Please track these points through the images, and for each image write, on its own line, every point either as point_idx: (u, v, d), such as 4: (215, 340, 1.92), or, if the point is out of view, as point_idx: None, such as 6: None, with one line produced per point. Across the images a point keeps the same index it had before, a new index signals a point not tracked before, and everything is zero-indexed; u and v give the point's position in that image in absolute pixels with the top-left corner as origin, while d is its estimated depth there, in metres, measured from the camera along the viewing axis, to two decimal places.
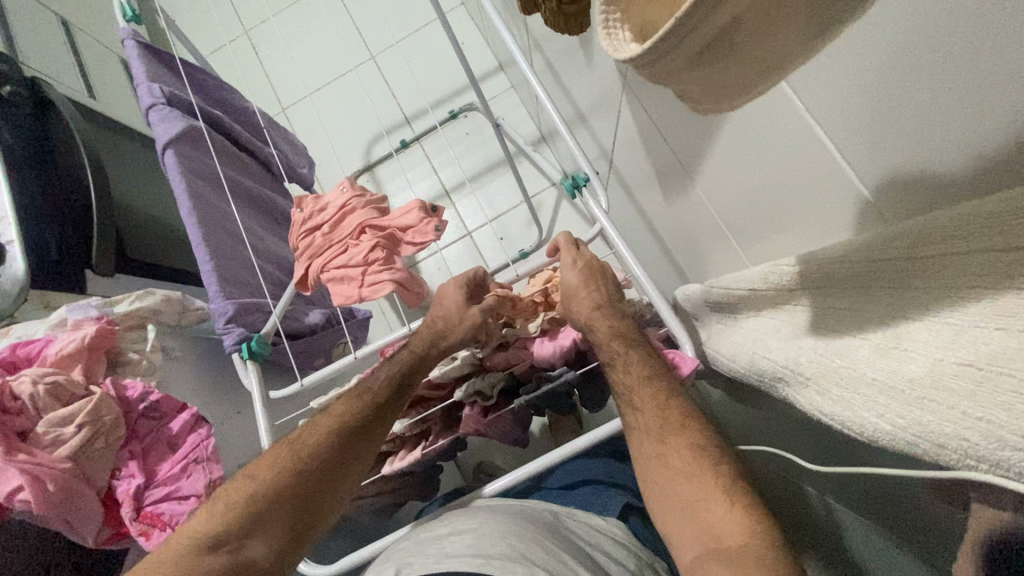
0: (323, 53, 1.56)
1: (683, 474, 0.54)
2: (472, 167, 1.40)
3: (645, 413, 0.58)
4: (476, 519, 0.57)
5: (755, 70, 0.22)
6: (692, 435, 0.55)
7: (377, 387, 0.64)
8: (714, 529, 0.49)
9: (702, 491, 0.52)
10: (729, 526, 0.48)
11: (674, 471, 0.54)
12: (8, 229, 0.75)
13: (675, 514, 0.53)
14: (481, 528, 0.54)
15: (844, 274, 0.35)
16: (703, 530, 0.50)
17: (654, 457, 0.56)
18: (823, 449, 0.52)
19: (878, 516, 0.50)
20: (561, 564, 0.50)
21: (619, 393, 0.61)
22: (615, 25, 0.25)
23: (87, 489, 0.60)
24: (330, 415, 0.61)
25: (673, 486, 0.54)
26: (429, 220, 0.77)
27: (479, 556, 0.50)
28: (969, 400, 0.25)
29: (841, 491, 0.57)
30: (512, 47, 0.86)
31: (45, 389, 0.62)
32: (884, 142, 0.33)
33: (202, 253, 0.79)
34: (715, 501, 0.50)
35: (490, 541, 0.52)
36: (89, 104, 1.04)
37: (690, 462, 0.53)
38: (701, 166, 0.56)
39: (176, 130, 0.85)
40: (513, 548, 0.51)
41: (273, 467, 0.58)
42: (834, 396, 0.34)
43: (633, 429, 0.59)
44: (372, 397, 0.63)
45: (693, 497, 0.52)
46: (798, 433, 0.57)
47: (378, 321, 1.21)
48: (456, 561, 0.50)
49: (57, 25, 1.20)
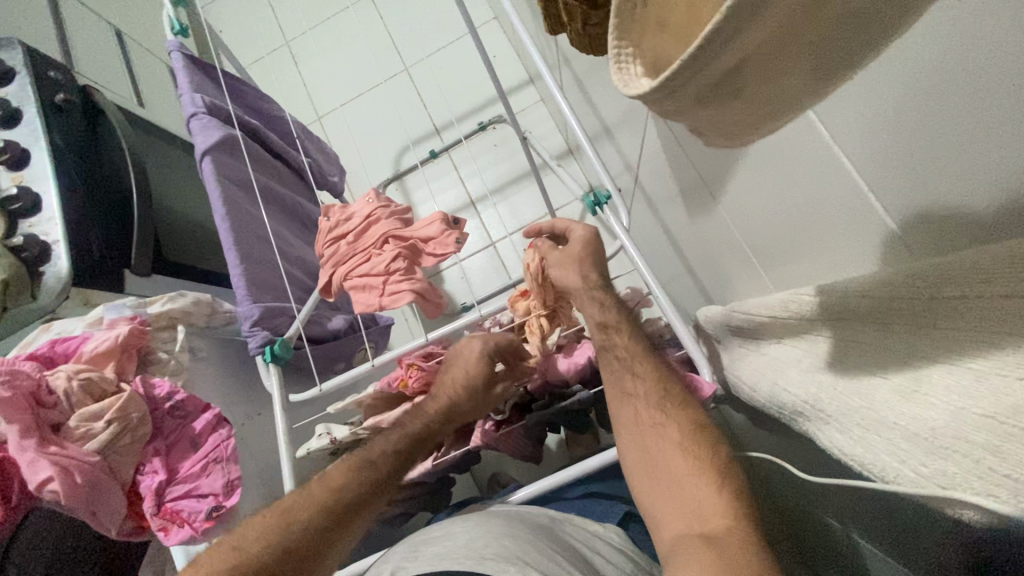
0: (359, 64, 1.60)
1: (678, 446, 0.53)
2: (499, 178, 1.41)
3: (646, 381, 0.58)
4: (470, 523, 0.58)
5: (762, 104, 0.21)
6: (693, 415, 0.54)
7: (379, 461, 0.60)
8: (699, 508, 0.48)
9: (693, 468, 0.50)
10: (716, 507, 0.47)
11: (671, 443, 0.53)
12: (54, 228, 0.79)
13: (661, 490, 0.52)
14: (475, 531, 0.55)
15: (864, 310, 0.34)
16: (688, 508, 0.49)
17: (651, 427, 0.55)
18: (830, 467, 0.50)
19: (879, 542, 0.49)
20: (554, 565, 0.51)
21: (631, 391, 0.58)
22: (626, 58, 0.25)
23: (112, 483, 0.63)
24: (327, 484, 0.57)
25: (667, 461, 0.52)
26: (450, 232, 0.77)
27: (472, 557, 0.51)
28: (996, 456, 0.23)
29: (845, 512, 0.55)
30: (541, 64, 0.87)
31: (78, 384, 0.65)
32: (912, 177, 0.32)
33: (233, 257, 0.81)
34: (708, 485, 0.49)
35: (483, 542, 0.53)
36: (136, 111, 1.09)
37: (692, 440, 0.52)
38: (726, 188, 0.56)
39: (214, 138, 0.88)
40: (505, 549, 0.52)
41: (259, 543, 0.53)
42: (854, 436, 0.33)
43: (631, 394, 0.57)
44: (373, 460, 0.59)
45: (684, 473, 0.51)
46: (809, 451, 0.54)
47: (400, 328, 1.23)
48: (449, 562, 0.50)
49: (111, 35, 1.27)
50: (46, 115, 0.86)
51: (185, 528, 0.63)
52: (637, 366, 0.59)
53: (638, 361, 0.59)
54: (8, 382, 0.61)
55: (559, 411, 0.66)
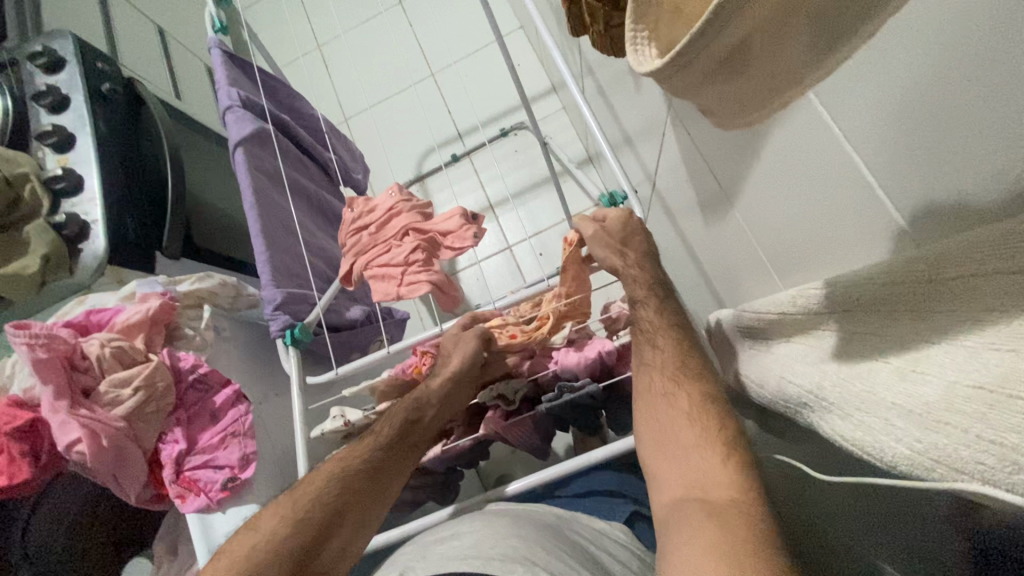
0: (388, 68, 1.65)
1: (687, 417, 0.54)
2: (518, 183, 1.44)
3: (664, 353, 0.59)
4: (477, 524, 0.59)
5: (759, 83, 0.23)
6: (705, 384, 0.55)
7: (387, 429, 0.67)
8: (705, 480, 0.49)
9: (701, 439, 0.52)
10: (719, 481, 0.48)
11: (680, 413, 0.55)
12: (94, 208, 0.83)
13: (671, 459, 0.54)
14: (482, 532, 0.56)
15: (868, 298, 0.35)
16: (691, 478, 0.51)
17: (664, 396, 0.57)
18: (832, 461, 0.51)
19: (887, 529, 0.50)
20: (563, 564, 0.52)
21: (642, 359, 0.61)
22: (641, 43, 0.27)
23: (134, 449, 0.67)
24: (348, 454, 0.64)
25: (676, 430, 0.54)
26: (469, 226, 0.79)
27: (480, 557, 0.51)
28: (982, 424, 0.24)
29: (848, 502, 0.56)
30: (564, 70, 0.89)
31: (110, 352, 0.69)
32: (920, 172, 0.33)
33: (259, 243, 0.85)
34: (712, 453, 0.50)
35: (491, 543, 0.54)
36: (175, 104, 1.14)
37: (700, 410, 0.54)
38: (741, 191, 0.57)
39: (248, 130, 0.91)
40: (513, 549, 0.53)
41: (281, 517, 0.61)
42: (854, 420, 0.33)
43: (648, 366, 0.60)
44: (377, 439, 0.66)
45: (690, 445, 0.52)
46: (811, 446, 0.55)
47: (415, 324, 1.26)
48: (459, 562, 0.51)
49: (154, 32, 1.32)
50: (92, 104, 0.90)
51: (201, 497, 0.66)
52: (657, 339, 0.60)
53: (660, 334, 0.60)
54: (45, 346, 0.66)
55: (569, 403, 0.68)
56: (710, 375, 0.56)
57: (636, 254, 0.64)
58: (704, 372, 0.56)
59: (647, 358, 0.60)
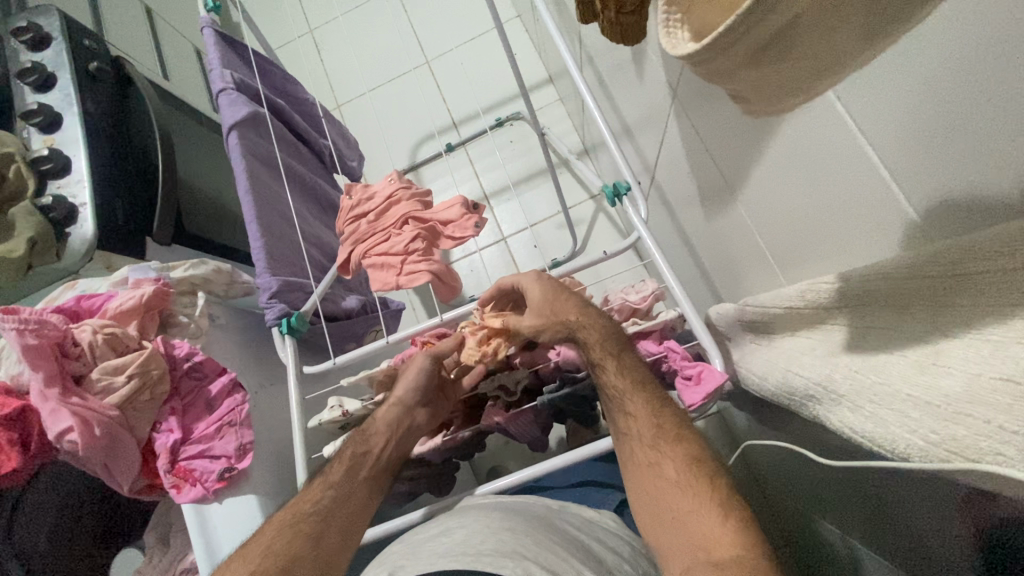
0: (383, 55, 1.62)
1: (678, 485, 0.54)
2: (515, 174, 1.42)
3: (640, 420, 0.58)
4: (467, 521, 0.58)
5: (797, 70, 0.23)
6: (688, 447, 0.55)
7: (331, 472, 0.64)
8: (706, 540, 0.48)
9: (696, 504, 0.51)
10: (720, 538, 0.48)
11: (670, 481, 0.55)
12: (82, 191, 0.81)
13: (669, 530, 0.53)
14: (471, 528, 0.56)
15: (882, 291, 0.35)
16: (693, 541, 0.50)
17: (648, 466, 0.56)
18: (825, 451, 0.53)
19: (875, 522, 0.52)
20: (557, 560, 0.51)
21: (610, 398, 0.61)
22: (674, 25, 0.26)
23: (128, 438, 0.66)
24: (305, 499, 0.61)
25: (668, 499, 0.54)
26: (469, 216, 0.78)
27: (469, 553, 0.50)
28: (1006, 415, 0.25)
29: (839, 495, 0.58)
30: (568, 57, 0.87)
31: (103, 338, 0.67)
32: (938, 171, 0.33)
33: (254, 230, 0.82)
34: (711, 514, 0.50)
35: (479, 539, 0.53)
36: (164, 85, 1.11)
37: (688, 475, 0.53)
38: (746, 185, 0.57)
39: (242, 113, 0.89)
40: (501, 544, 0.52)
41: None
42: (866, 412, 0.34)
43: (626, 436, 0.59)
44: (330, 478, 0.63)
45: (684, 510, 0.52)
46: (801, 437, 0.57)
47: (409, 315, 1.25)
48: (446, 561, 0.49)
49: (142, 12, 1.28)
50: (79, 83, 0.87)
51: (197, 488, 0.65)
52: (627, 404, 0.59)
53: (630, 398, 0.59)
54: (34, 331, 0.64)
55: (570, 394, 0.68)
56: (690, 436, 0.56)
57: (574, 310, 0.66)
58: (684, 434, 0.56)
59: (619, 421, 0.60)
